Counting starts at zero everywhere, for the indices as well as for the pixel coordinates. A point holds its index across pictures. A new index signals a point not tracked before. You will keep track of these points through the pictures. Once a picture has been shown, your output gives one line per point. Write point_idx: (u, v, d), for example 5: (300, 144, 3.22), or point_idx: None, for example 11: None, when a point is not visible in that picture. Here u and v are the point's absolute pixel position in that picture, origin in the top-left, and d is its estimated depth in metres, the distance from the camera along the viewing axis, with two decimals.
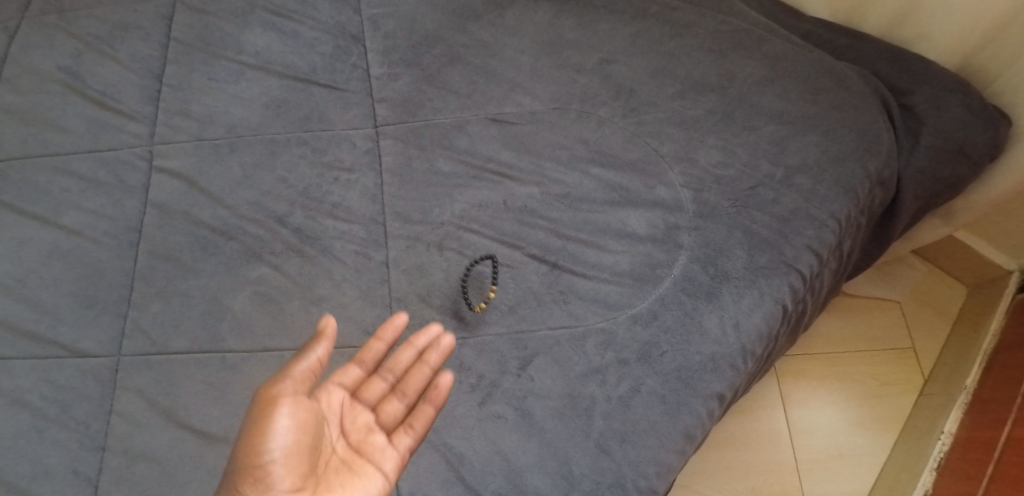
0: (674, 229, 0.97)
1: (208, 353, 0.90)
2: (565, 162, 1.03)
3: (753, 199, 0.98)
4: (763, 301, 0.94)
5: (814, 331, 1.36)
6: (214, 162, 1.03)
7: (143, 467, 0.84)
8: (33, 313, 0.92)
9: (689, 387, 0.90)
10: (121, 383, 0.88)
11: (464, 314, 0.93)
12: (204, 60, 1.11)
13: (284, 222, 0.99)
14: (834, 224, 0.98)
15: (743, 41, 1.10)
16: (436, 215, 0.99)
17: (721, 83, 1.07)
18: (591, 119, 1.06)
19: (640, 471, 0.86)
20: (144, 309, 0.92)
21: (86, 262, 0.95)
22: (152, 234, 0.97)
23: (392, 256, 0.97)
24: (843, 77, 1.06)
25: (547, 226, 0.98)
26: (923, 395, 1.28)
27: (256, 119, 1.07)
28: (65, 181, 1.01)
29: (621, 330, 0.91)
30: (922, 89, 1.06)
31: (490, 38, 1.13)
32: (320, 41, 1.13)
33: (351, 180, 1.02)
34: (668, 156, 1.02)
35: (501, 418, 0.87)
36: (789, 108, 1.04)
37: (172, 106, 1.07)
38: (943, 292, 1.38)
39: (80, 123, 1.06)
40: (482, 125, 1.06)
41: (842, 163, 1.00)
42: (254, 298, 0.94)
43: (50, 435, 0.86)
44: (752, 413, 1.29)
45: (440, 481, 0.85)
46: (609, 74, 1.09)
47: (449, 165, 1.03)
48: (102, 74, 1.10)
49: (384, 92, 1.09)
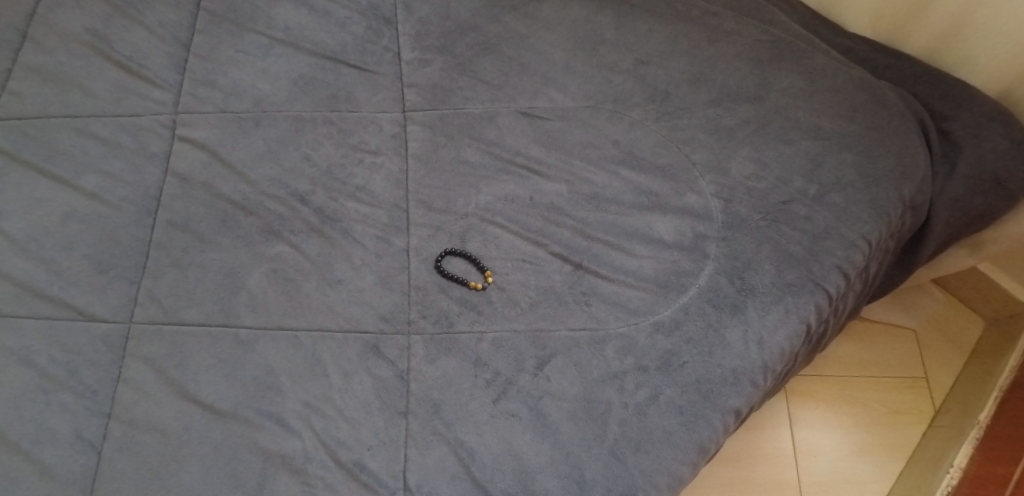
0: (702, 239, 0.95)
1: (221, 327, 0.89)
2: (595, 161, 1.01)
3: (784, 214, 0.96)
4: (787, 319, 0.92)
5: (828, 352, 1.34)
6: (238, 136, 1.01)
7: (147, 438, 0.82)
8: (45, 273, 0.90)
9: (708, 399, 0.88)
10: (131, 351, 0.87)
11: (483, 308, 0.91)
12: (234, 33, 1.09)
13: (306, 201, 0.97)
14: (865, 246, 0.96)
15: (783, 52, 1.08)
16: (461, 206, 0.98)
17: (759, 94, 1.05)
18: (623, 120, 1.04)
19: (653, 481, 0.84)
20: (159, 278, 0.91)
21: (102, 226, 0.93)
22: (171, 203, 0.96)
23: (413, 243, 0.95)
24: (883, 97, 1.04)
25: (572, 225, 0.97)
26: (933, 426, 1.27)
27: (283, 95, 1.05)
28: (86, 143, 0.99)
29: (642, 337, 0.90)
30: (962, 115, 1.05)
31: (525, 31, 1.12)
32: (352, 21, 1.11)
33: (377, 163, 1.00)
34: (700, 164, 1.00)
35: (515, 417, 0.86)
36: (827, 125, 1.02)
37: (199, 75, 1.05)
38: (960, 324, 1.36)
39: (104, 86, 1.04)
40: (512, 119, 1.04)
41: (877, 184, 0.98)
42: (271, 276, 0.92)
43: (53, 398, 0.84)
44: (759, 430, 1.27)
45: (448, 476, 0.83)
46: (644, 76, 1.07)
47: (476, 156, 1.01)
48: (130, 39, 1.07)
49: (415, 77, 1.07)
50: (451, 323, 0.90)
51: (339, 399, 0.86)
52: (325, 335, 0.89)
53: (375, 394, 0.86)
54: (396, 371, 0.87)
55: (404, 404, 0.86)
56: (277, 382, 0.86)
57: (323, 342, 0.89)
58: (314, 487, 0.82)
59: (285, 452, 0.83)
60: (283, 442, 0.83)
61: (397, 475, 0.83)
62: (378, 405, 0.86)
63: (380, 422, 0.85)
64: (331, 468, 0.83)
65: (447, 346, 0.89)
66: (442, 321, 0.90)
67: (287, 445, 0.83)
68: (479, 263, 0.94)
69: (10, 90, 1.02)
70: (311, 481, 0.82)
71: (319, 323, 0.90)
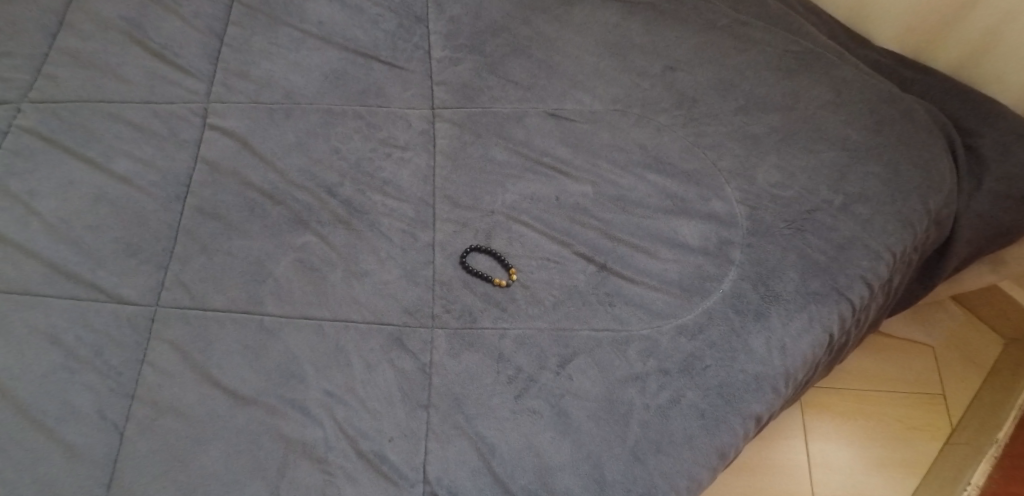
0: (727, 244, 0.96)
1: (246, 315, 0.89)
2: (621, 164, 1.01)
3: (809, 223, 0.97)
4: (811, 327, 0.92)
5: (844, 366, 1.34)
6: (269, 126, 1.02)
7: (170, 420, 0.83)
8: (75, 255, 0.92)
9: (729, 404, 0.88)
10: (157, 334, 0.88)
11: (507, 305, 0.91)
12: (267, 25, 1.10)
13: (334, 193, 0.98)
14: (889, 257, 0.96)
15: (812, 63, 1.09)
16: (487, 203, 0.98)
17: (786, 104, 1.05)
18: (650, 124, 1.04)
19: (673, 483, 0.84)
20: (186, 263, 0.92)
21: (132, 210, 0.95)
22: (200, 190, 0.97)
23: (438, 239, 0.95)
24: (910, 111, 1.05)
25: (598, 226, 0.97)
26: (950, 443, 1.26)
27: (313, 88, 1.06)
28: (119, 128, 1.00)
29: (665, 340, 0.90)
30: (989, 132, 1.05)
31: (555, 34, 1.12)
32: (384, 18, 1.12)
33: (404, 158, 1.01)
34: (726, 170, 1.00)
35: (537, 414, 0.86)
36: (854, 136, 1.02)
37: (231, 66, 1.07)
38: (979, 342, 1.35)
39: (138, 73, 1.05)
40: (540, 119, 1.05)
41: (903, 197, 0.99)
42: (296, 266, 0.93)
43: (80, 377, 0.85)
44: (774, 441, 1.26)
45: (468, 470, 0.83)
46: (672, 82, 1.07)
47: (504, 155, 1.02)
48: (165, 28, 1.09)
49: (444, 75, 1.08)
50: (475, 319, 0.90)
51: (362, 389, 0.86)
52: (348, 325, 0.90)
53: (397, 385, 0.87)
54: (419, 364, 0.88)
55: (425, 397, 0.86)
56: (301, 371, 0.87)
57: (347, 332, 0.89)
58: (334, 476, 0.82)
59: (306, 440, 0.83)
60: (305, 430, 0.84)
61: (417, 467, 0.83)
62: (400, 397, 0.86)
63: (402, 414, 0.85)
64: (352, 458, 0.83)
65: (469, 341, 0.89)
66: (465, 316, 0.90)
67: (308, 433, 0.84)
68: (503, 261, 0.94)
69: (46, 74, 1.04)
70: (332, 470, 0.82)
71: (343, 314, 0.90)
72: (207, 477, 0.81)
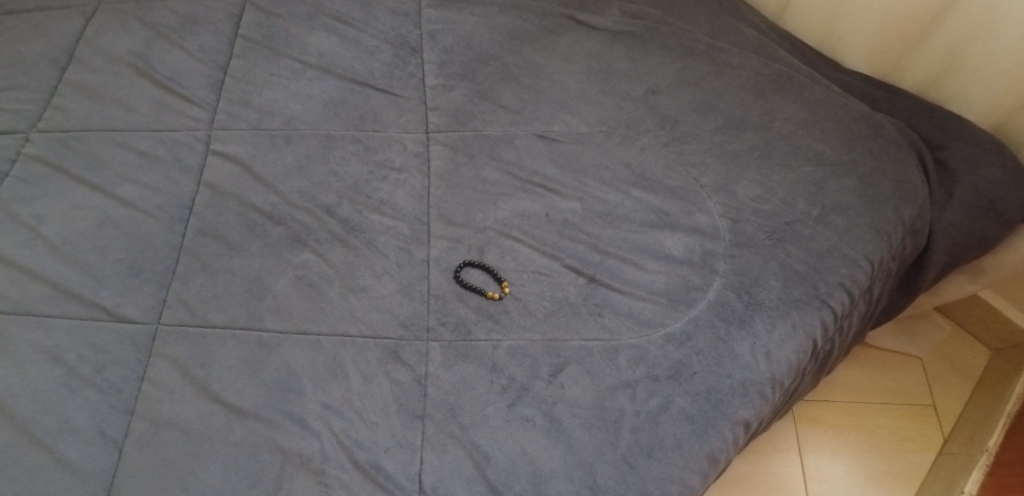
0: (711, 255, 0.99)
1: (246, 331, 0.92)
2: (608, 182, 1.05)
3: (788, 234, 1.00)
4: (794, 333, 0.95)
5: (834, 379, 1.36)
6: (270, 151, 1.06)
7: (170, 435, 0.85)
8: (79, 276, 0.95)
9: (717, 410, 0.90)
10: (158, 351, 0.90)
11: (500, 317, 0.94)
12: (269, 57, 1.16)
13: (331, 212, 1.02)
14: (867, 265, 0.99)
15: (786, 85, 1.14)
16: (479, 221, 1.02)
17: (763, 122, 1.10)
18: (634, 144, 1.09)
19: (664, 488, 0.86)
20: (188, 283, 0.95)
21: (136, 232, 0.98)
22: (203, 212, 1.00)
23: (433, 255, 0.99)
24: (881, 127, 1.09)
25: (587, 240, 1.01)
26: (942, 454, 1.27)
27: (312, 114, 1.10)
28: (125, 155, 1.04)
29: (653, 348, 0.93)
30: (957, 146, 1.10)
31: (543, 61, 1.18)
32: (381, 49, 1.18)
33: (400, 179, 1.05)
34: (707, 187, 1.05)
35: (529, 422, 0.88)
36: (828, 151, 1.07)
37: (234, 95, 1.11)
38: (966, 354, 1.38)
39: (145, 104, 1.09)
40: (530, 141, 1.09)
41: (877, 208, 1.03)
42: (295, 283, 0.96)
43: (81, 394, 0.87)
44: (767, 455, 1.27)
45: (463, 479, 0.85)
46: (654, 105, 1.13)
47: (496, 175, 1.06)
48: (171, 61, 1.14)
49: (438, 101, 1.12)
50: (469, 331, 0.93)
51: (358, 401, 0.88)
52: (345, 340, 0.92)
53: (394, 397, 0.89)
54: (415, 376, 0.90)
55: (421, 407, 0.88)
56: (299, 384, 0.89)
57: (344, 346, 0.92)
58: (330, 486, 0.84)
59: (304, 452, 0.85)
60: (302, 442, 0.86)
61: (413, 477, 0.85)
62: (396, 407, 0.88)
63: (398, 425, 0.87)
64: (348, 469, 0.85)
65: (465, 353, 0.92)
66: (460, 329, 0.93)
67: (306, 445, 0.86)
68: (496, 275, 0.97)
69: (54, 105, 1.08)
70: (328, 482, 0.84)
71: (341, 329, 0.93)
72: (206, 490, 0.83)
